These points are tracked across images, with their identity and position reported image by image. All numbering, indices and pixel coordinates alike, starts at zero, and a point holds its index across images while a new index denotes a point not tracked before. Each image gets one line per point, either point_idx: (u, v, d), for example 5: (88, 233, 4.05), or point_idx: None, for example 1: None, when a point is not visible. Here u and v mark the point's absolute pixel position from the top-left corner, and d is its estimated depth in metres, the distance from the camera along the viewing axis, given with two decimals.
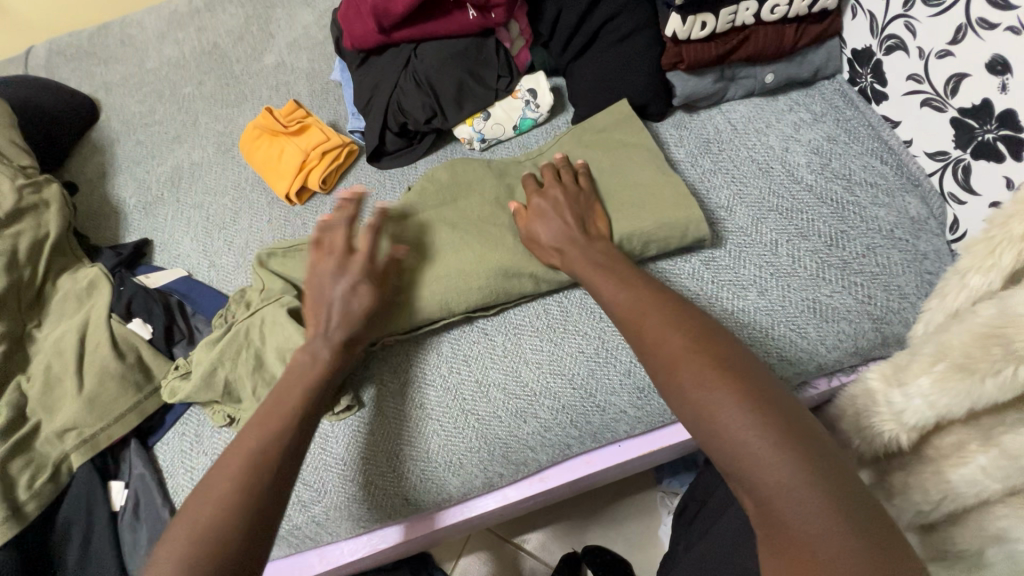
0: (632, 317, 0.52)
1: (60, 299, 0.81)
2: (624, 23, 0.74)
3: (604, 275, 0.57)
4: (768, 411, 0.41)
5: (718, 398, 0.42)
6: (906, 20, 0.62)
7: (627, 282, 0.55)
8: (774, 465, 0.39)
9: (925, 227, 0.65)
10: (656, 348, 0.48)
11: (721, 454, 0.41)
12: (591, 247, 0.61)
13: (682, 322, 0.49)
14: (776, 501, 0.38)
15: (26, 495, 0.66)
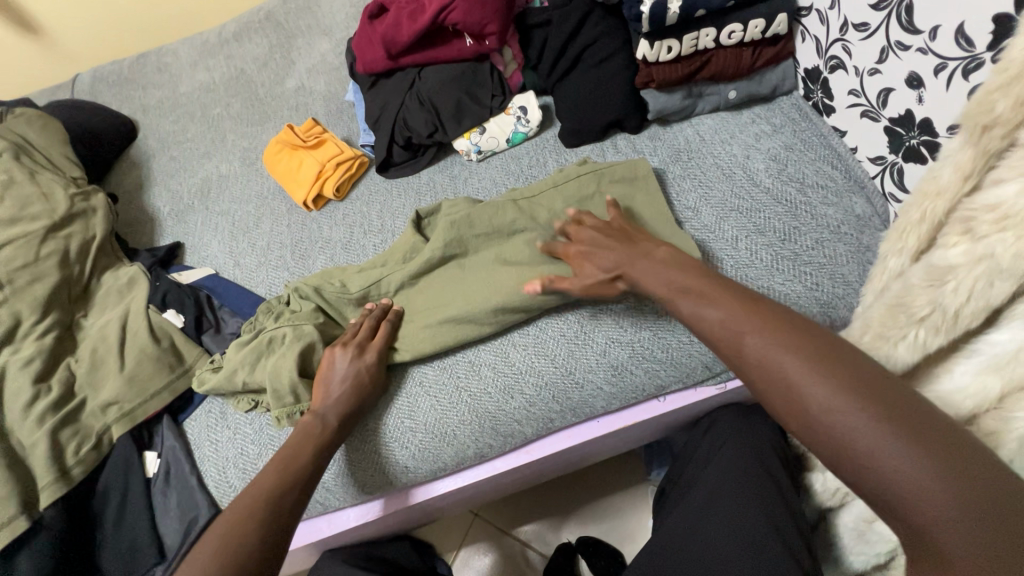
0: (724, 338, 0.49)
1: (104, 293, 0.91)
2: (602, 49, 0.84)
3: (682, 293, 0.55)
4: (895, 425, 0.38)
5: (843, 425, 0.39)
6: (843, 43, 0.71)
7: (712, 297, 0.52)
8: (921, 485, 0.36)
9: (869, 223, 0.72)
10: (759, 363, 0.45)
11: (857, 478, 0.39)
12: (651, 265, 0.60)
13: (776, 336, 0.45)
14: (927, 523, 0.36)
15: (73, 460, 0.75)
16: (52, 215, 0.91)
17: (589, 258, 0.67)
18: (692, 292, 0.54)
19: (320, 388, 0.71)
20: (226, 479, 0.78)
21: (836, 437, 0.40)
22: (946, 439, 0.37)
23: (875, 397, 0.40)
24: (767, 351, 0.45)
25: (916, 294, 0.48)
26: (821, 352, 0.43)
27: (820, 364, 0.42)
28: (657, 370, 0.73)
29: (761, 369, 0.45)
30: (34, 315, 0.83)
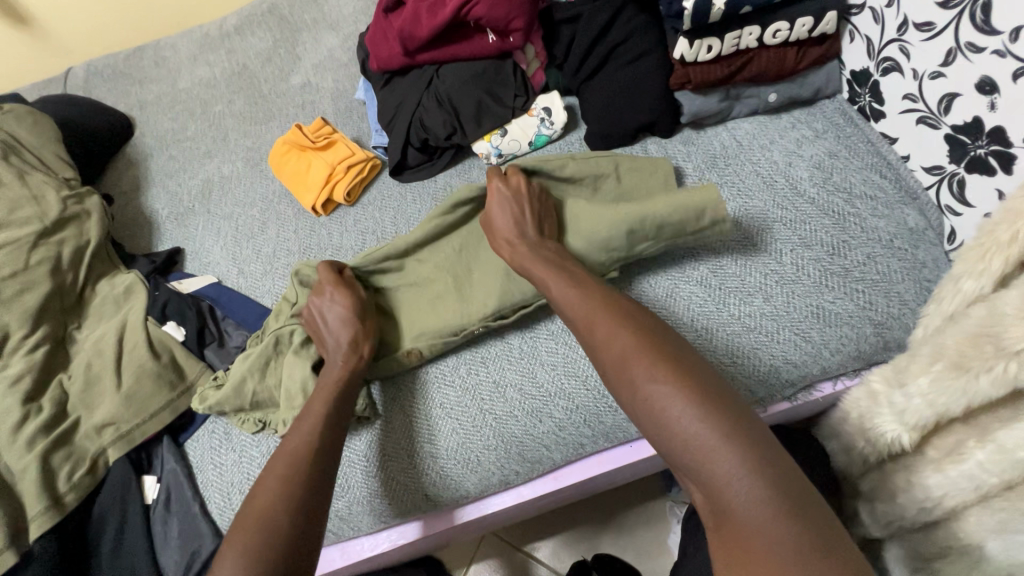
0: (585, 322, 0.56)
1: (98, 302, 0.85)
2: (635, 46, 0.79)
3: (555, 278, 0.62)
4: (706, 403, 0.45)
5: (664, 396, 0.46)
6: (900, 44, 0.66)
7: (581, 289, 0.59)
8: (715, 451, 0.43)
9: (924, 236, 0.68)
10: (608, 348, 0.53)
11: (669, 444, 0.46)
12: (539, 250, 0.66)
13: (629, 325, 0.53)
14: (720, 483, 0.42)
15: (66, 486, 0.70)
16: (44, 220, 0.85)
17: (495, 215, 0.69)
18: (568, 278, 0.61)
19: (320, 344, 0.70)
20: (231, 506, 0.72)
21: (658, 413, 0.46)
22: (738, 418, 0.44)
23: (692, 379, 0.47)
24: (615, 340, 0.52)
25: (1013, 324, 0.44)
26: (658, 342, 0.51)
27: (652, 353, 0.50)
28: None
29: (609, 353, 0.52)
30: (24, 328, 0.78)
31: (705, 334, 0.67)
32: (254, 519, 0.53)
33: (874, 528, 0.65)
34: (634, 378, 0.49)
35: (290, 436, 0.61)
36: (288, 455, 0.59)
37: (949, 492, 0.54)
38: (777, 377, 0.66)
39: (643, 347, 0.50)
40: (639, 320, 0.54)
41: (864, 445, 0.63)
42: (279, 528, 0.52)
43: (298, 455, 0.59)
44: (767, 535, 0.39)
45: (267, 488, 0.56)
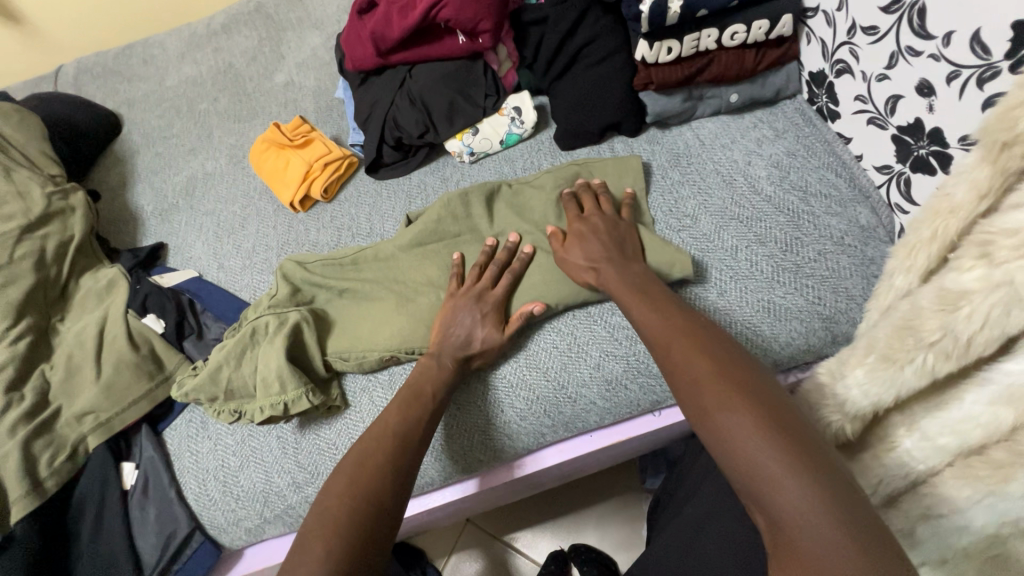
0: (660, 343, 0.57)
1: (82, 295, 0.88)
2: (601, 47, 0.81)
3: (639, 300, 0.62)
4: (780, 433, 0.43)
5: (735, 419, 0.45)
6: (850, 47, 0.68)
7: (666, 313, 0.59)
8: (784, 479, 0.40)
9: (874, 234, 0.70)
10: (681, 365, 0.52)
11: (732, 467, 0.44)
12: (628, 272, 0.67)
13: (710, 350, 0.52)
14: (783, 508, 0.39)
15: (46, 472, 0.72)
16: (28, 215, 0.88)
17: (582, 240, 0.71)
18: (654, 302, 0.61)
19: (442, 335, 0.71)
20: (206, 491, 0.76)
21: (717, 424, 0.46)
22: (814, 455, 0.42)
23: (767, 409, 0.45)
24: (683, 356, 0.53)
25: (928, 318, 0.47)
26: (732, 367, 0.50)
27: (726, 377, 0.48)
28: (652, 384, 0.70)
29: (679, 366, 0.52)
30: (7, 320, 0.80)
31: None
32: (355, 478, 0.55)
33: None
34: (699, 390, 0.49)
35: (378, 421, 0.63)
36: (379, 436, 0.60)
37: None
38: None
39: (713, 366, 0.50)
40: (715, 344, 0.53)
41: None
42: (383, 491, 0.54)
43: (403, 424, 0.62)
44: (836, 570, 0.36)
45: (340, 477, 0.55)
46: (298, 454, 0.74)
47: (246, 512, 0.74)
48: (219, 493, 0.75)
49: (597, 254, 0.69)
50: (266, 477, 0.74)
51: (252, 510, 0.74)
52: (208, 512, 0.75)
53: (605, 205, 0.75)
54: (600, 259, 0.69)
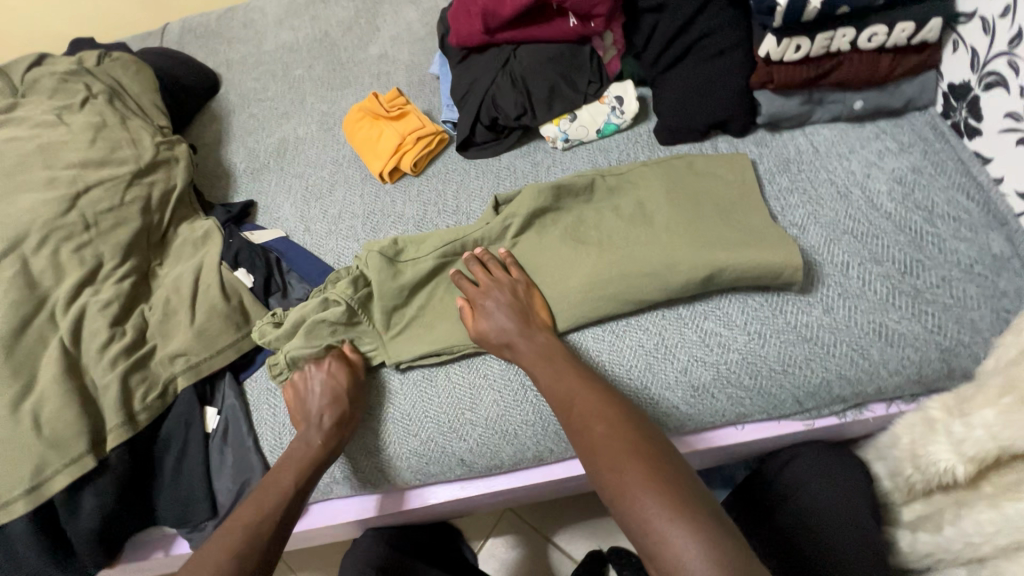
0: (565, 406, 0.61)
1: (180, 243, 0.92)
2: (719, 40, 0.77)
3: (543, 365, 0.65)
4: (670, 490, 0.49)
5: (631, 480, 0.51)
6: (1010, 58, 0.63)
7: (565, 376, 0.63)
8: (664, 529, 0.47)
9: (1007, 265, 0.64)
10: (583, 431, 0.57)
11: (634, 528, 0.49)
12: (533, 342, 0.67)
13: (612, 414, 0.58)
14: (674, 565, 0.45)
15: (139, 406, 0.76)
16: (138, 161, 0.92)
17: (477, 312, 0.71)
18: (544, 361, 0.65)
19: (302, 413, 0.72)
20: (280, 445, 0.78)
21: (618, 487, 0.51)
22: (697, 504, 0.48)
23: (661, 467, 0.52)
24: (592, 422, 0.58)
25: None
26: (634, 428, 0.56)
27: (628, 440, 0.54)
28: (741, 397, 0.66)
29: (586, 435, 0.57)
30: (115, 259, 0.85)
31: (757, 339, 0.67)
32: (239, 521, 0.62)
33: (913, 555, 0.62)
34: (605, 456, 0.54)
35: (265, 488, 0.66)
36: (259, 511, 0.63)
37: (1002, 529, 0.53)
38: (827, 391, 0.65)
39: (619, 437, 0.55)
40: (624, 413, 0.58)
41: (911, 472, 0.60)
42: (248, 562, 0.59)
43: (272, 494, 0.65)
44: None
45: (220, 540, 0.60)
46: (372, 421, 0.74)
47: None
48: None
49: (516, 334, 0.68)
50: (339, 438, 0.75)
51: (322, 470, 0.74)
52: None
53: (499, 276, 0.73)
54: (513, 336, 0.68)
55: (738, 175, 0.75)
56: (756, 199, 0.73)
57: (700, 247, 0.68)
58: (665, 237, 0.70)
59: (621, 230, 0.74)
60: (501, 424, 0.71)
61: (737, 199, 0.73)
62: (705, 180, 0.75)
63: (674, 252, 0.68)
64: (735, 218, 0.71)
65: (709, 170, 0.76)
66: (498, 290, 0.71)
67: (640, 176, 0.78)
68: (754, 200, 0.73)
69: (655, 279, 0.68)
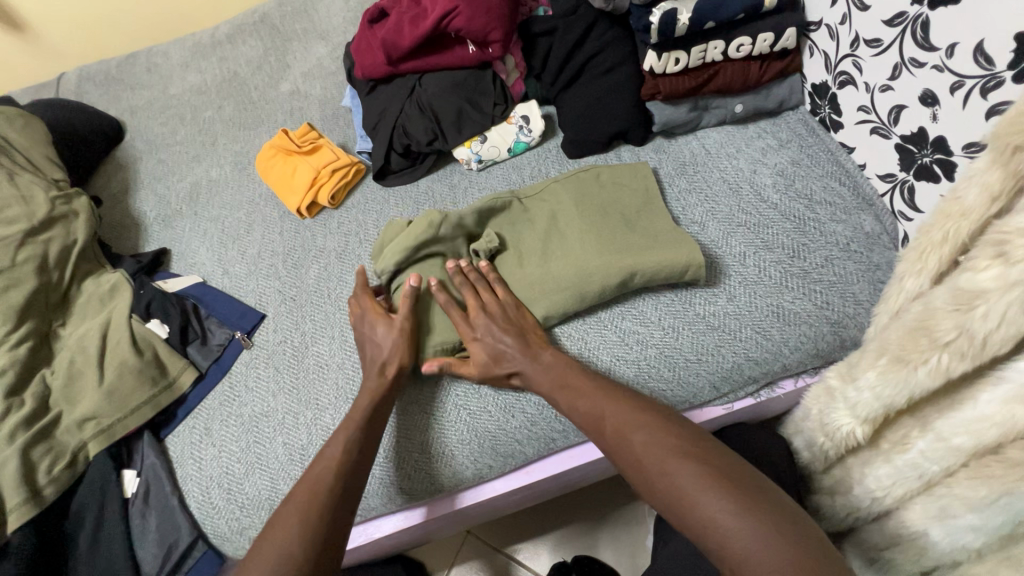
0: (595, 421, 0.60)
1: (84, 300, 0.87)
2: (608, 58, 0.83)
3: (559, 387, 0.64)
4: (727, 483, 0.49)
5: (694, 485, 0.50)
6: (854, 59, 0.70)
7: (585, 391, 0.62)
8: (729, 518, 0.47)
9: (879, 241, 0.71)
10: (624, 441, 0.57)
11: (695, 526, 0.49)
12: (540, 366, 0.66)
13: (648, 419, 0.57)
14: (743, 556, 0.45)
15: (45, 480, 0.70)
16: (31, 219, 0.87)
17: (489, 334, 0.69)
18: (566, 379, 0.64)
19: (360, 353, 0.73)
20: (209, 499, 0.74)
21: (673, 490, 0.51)
22: (772, 504, 0.48)
23: (717, 464, 0.51)
24: (627, 428, 0.57)
25: (942, 317, 0.47)
26: (674, 430, 0.56)
27: (673, 443, 0.54)
28: (663, 390, 0.69)
29: (624, 445, 0.57)
30: (8, 324, 0.79)
31: (672, 333, 0.70)
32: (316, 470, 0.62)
33: (834, 517, 0.67)
34: (649, 459, 0.54)
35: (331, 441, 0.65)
36: (325, 464, 0.62)
37: (897, 481, 0.57)
38: (739, 373, 0.69)
39: (658, 439, 0.55)
40: (654, 414, 0.58)
41: (823, 439, 0.64)
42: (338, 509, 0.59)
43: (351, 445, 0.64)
44: None
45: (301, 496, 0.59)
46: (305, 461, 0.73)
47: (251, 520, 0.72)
48: (222, 501, 0.73)
49: (521, 363, 0.66)
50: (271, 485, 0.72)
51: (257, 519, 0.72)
52: (210, 521, 0.73)
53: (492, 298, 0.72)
54: (518, 363, 0.67)
55: (635, 180, 0.80)
56: (654, 200, 0.78)
57: (613, 254, 0.71)
58: (581, 247, 0.74)
59: (536, 247, 0.76)
60: (438, 447, 0.70)
61: (642, 206, 0.78)
62: (613, 189, 0.79)
63: (587, 260, 0.72)
64: (648, 224, 0.76)
65: (615, 180, 0.80)
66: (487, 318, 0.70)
67: (551, 192, 0.81)
68: (653, 201, 0.78)
69: (573, 289, 0.71)
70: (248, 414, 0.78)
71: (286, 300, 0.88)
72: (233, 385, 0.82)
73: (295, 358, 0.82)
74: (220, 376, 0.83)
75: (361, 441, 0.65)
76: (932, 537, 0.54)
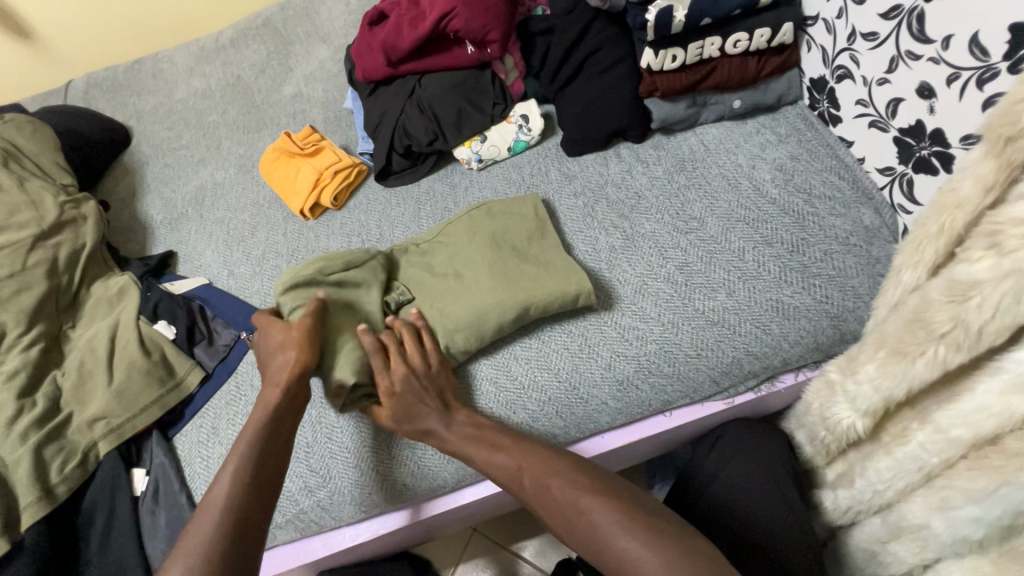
0: (509, 473, 0.60)
1: (93, 303, 0.88)
2: (606, 56, 0.83)
3: (472, 440, 0.63)
4: (637, 516, 0.52)
5: (609, 525, 0.52)
6: (851, 53, 0.70)
7: (498, 443, 0.62)
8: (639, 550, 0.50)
9: (879, 235, 0.71)
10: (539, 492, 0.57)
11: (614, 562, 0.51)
12: (457, 424, 0.64)
13: (560, 466, 0.58)
14: None
15: (57, 478, 0.72)
16: (41, 223, 0.89)
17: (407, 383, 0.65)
18: (482, 436, 0.63)
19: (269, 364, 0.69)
20: None
21: (588, 529, 0.53)
22: (669, 529, 0.51)
23: (625, 500, 0.54)
24: (540, 479, 0.58)
25: (938, 309, 0.47)
26: (583, 472, 0.58)
27: (588, 485, 0.56)
28: (663, 385, 0.70)
29: (541, 496, 0.57)
30: (20, 326, 0.81)
31: (671, 328, 0.70)
32: (203, 514, 0.56)
33: (836, 510, 0.67)
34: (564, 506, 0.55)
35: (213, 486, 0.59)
36: (215, 506, 0.56)
37: (897, 473, 0.57)
38: (739, 368, 0.69)
39: (572, 484, 0.56)
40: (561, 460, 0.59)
41: (824, 433, 0.65)
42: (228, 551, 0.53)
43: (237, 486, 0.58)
44: None
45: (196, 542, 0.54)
46: (309, 458, 0.73)
47: None
48: None
49: (437, 421, 0.64)
50: None
51: None
52: None
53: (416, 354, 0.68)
54: (431, 422, 0.64)
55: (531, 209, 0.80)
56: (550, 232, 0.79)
57: (514, 287, 0.72)
58: (483, 279, 0.73)
59: (434, 285, 0.76)
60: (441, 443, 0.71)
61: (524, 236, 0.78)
62: (509, 217, 0.80)
63: (514, 275, 0.73)
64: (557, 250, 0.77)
65: (506, 210, 0.81)
66: (408, 369, 0.67)
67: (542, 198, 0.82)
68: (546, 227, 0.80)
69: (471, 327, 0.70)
70: None
71: None
72: (239, 385, 0.83)
73: None
74: (226, 376, 0.84)
75: (250, 473, 0.59)
76: (932, 529, 0.54)
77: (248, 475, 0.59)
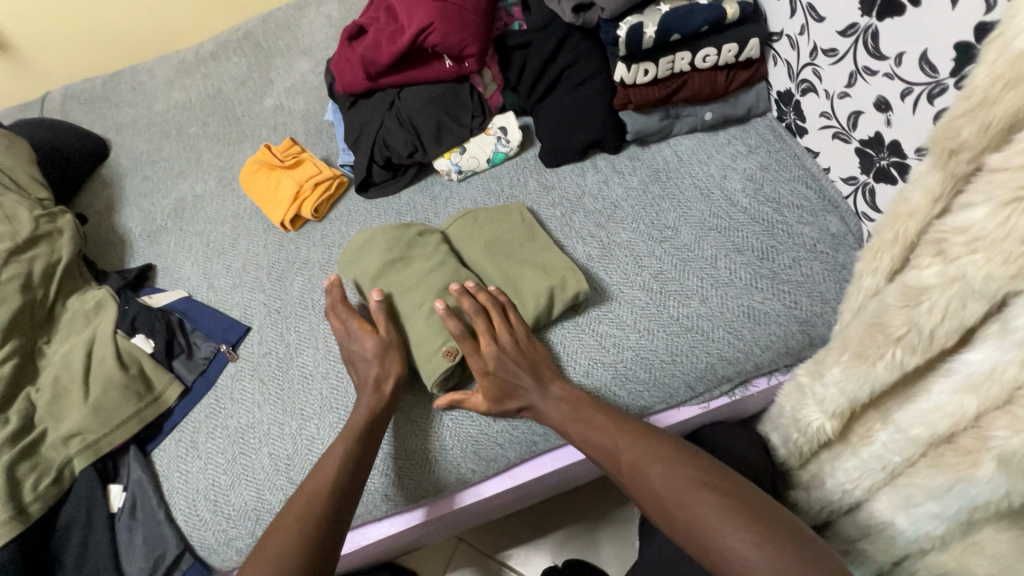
0: (610, 458, 0.62)
1: (69, 317, 0.87)
2: (580, 70, 0.85)
3: (570, 420, 0.66)
4: (741, 510, 0.51)
5: (714, 517, 0.52)
6: (813, 68, 0.73)
7: (598, 426, 0.64)
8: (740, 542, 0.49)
9: (844, 242, 0.74)
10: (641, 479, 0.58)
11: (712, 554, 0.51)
12: (553, 399, 0.67)
13: (670, 454, 0.59)
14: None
15: (31, 496, 0.71)
16: (15, 237, 0.88)
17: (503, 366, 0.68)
18: (579, 414, 0.65)
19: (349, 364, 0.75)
20: (196, 511, 0.74)
21: (691, 518, 0.53)
22: (779, 526, 0.50)
23: (731, 492, 0.54)
24: (648, 464, 0.59)
25: (894, 313, 0.49)
26: (690, 462, 0.58)
27: (692, 477, 0.56)
28: (641, 390, 0.71)
29: (647, 482, 0.58)
30: None
31: (647, 334, 0.72)
32: (297, 498, 0.61)
33: (809, 510, 0.68)
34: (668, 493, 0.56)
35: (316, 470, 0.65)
36: (307, 493, 0.62)
37: (864, 472, 0.59)
38: (712, 373, 0.71)
39: (683, 474, 0.56)
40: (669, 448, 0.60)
41: (796, 435, 0.66)
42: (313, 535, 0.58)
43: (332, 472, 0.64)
44: None
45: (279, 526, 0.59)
46: (291, 470, 0.74)
47: (237, 531, 0.72)
48: (209, 512, 0.74)
49: (536, 395, 0.67)
50: (257, 495, 0.73)
51: (243, 530, 0.72)
52: (197, 533, 0.74)
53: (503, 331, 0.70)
54: (532, 396, 0.67)
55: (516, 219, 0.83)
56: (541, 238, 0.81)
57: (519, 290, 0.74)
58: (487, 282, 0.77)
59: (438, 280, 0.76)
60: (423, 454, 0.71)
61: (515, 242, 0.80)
62: (498, 225, 0.82)
63: (520, 278, 0.76)
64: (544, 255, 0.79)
65: (495, 217, 0.83)
66: (500, 348, 0.69)
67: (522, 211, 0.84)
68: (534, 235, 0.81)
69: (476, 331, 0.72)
70: (234, 426, 0.79)
71: (270, 312, 0.89)
72: (218, 398, 0.83)
73: (280, 368, 0.83)
74: (206, 390, 0.84)
75: (347, 460, 0.65)
76: (898, 525, 0.56)
77: (347, 462, 0.64)
